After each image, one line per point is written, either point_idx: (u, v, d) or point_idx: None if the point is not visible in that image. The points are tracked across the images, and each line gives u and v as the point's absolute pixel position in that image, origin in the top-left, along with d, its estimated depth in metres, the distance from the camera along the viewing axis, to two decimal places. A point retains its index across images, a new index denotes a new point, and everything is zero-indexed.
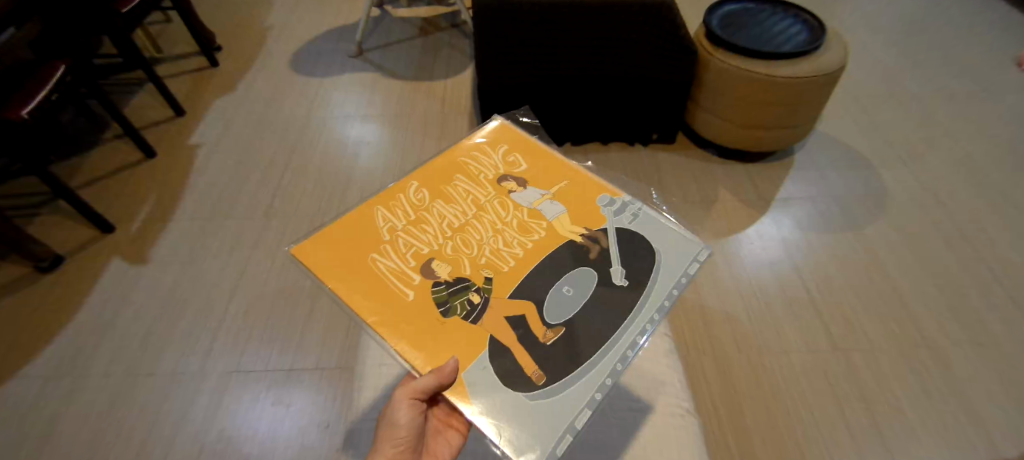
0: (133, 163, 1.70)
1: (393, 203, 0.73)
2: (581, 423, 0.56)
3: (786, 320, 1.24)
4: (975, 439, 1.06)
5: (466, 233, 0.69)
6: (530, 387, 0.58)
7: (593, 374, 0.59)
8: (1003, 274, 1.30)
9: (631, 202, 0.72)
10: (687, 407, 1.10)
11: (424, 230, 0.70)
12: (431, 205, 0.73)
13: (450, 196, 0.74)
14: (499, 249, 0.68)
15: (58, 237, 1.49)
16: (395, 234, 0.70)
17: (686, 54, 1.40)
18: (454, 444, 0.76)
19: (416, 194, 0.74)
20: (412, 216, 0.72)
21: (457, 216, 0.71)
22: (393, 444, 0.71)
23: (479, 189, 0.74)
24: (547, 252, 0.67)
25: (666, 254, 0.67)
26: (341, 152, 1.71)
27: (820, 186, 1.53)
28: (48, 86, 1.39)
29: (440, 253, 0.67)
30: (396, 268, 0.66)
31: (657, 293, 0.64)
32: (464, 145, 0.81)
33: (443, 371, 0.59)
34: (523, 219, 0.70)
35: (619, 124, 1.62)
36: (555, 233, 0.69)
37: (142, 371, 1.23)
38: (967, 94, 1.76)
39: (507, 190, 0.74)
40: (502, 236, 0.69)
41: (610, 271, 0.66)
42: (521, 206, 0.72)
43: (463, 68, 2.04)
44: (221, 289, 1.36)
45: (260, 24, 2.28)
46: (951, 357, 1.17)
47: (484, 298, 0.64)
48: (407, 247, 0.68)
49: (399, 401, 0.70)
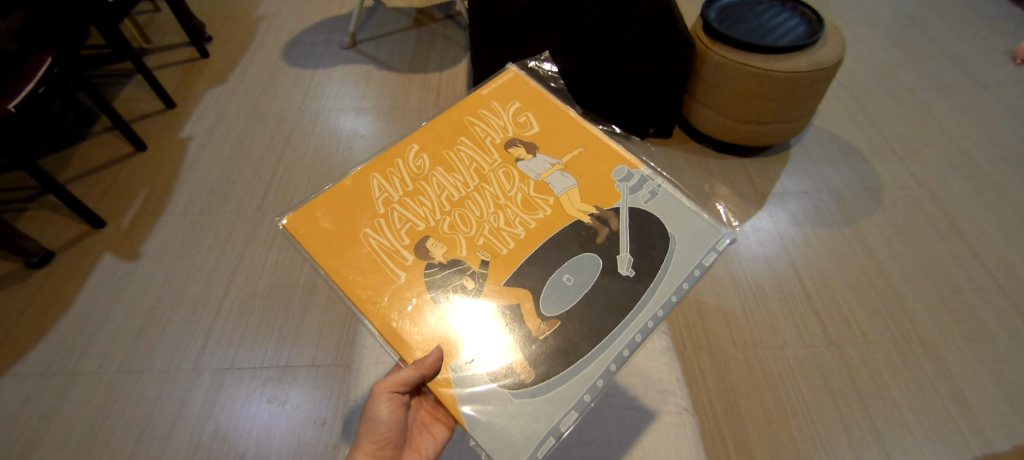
0: (122, 157, 1.67)
1: (390, 170, 0.71)
2: (566, 426, 0.58)
3: (780, 313, 1.25)
4: (965, 431, 1.08)
5: (465, 209, 0.68)
6: (516, 385, 0.60)
7: (585, 374, 0.60)
8: (995, 268, 1.32)
9: (649, 177, 0.70)
10: (684, 405, 1.07)
11: (421, 203, 0.68)
12: (430, 174, 0.71)
13: (451, 164, 0.71)
14: (499, 229, 0.66)
15: (47, 232, 1.47)
16: (390, 206, 0.68)
17: (681, 47, 1.37)
18: (439, 439, 0.76)
19: (415, 160, 0.72)
20: (409, 187, 0.70)
21: (457, 188, 0.69)
22: (374, 439, 0.72)
23: (484, 156, 0.72)
24: (551, 233, 0.66)
25: (680, 242, 0.67)
26: (335, 146, 1.69)
27: (815, 180, 1.54)
28: (36, 78, 1.37)
29: (436, 230, 0.66)
30: (389, 246, 0.66)
31: (664, 288, 0.64)
32: (473, 100, 0.77)
33: (425, 363, 0.61)
34: (528, 193, 0.69)
35: (619, 114, 1.59)
36: (560, 211, 0.68)
37: (136, 368, 1.22)
38: (962, 88, 1.77)
39: (512, 159, 0.72)
40: (503, 212, 0.67)
41: (617, 259, 0.65)
42: (527, 177, 0.70)
43: (458, 60, 2.01)
44: (215, 285, 1.35)
45: (250, 15, 2.24)
46: (944, 350, 1.19)
47: (479, 284, 0.63)
48: (402, 222, 0.67)
49: (378, 395, 0.72)
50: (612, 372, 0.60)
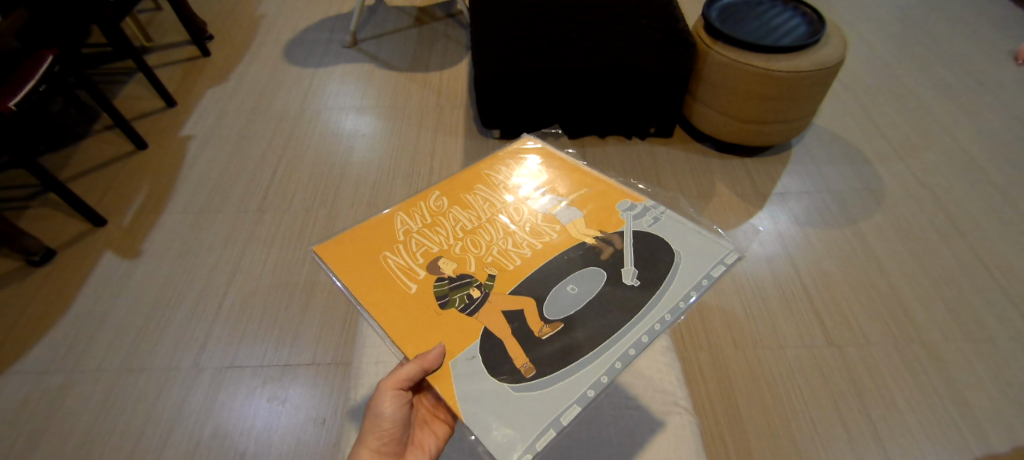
0: (123, 155, 1.67)
1: (412, 208, 0.77)
2: (567, 418, 0.57)
3: (781, 314, 1.25)
4: (967, 433, 1.08)
5: (477, 236, 0.72)
6: (517, 377, 0.59)
7: (590, 369, 0.59)
8: (997, 269, 1.31)
9: (653, 207, 0.74)
10: (684, 405, 1.11)
11: (438, 232, 0.73)
12: (448, 211, 0.76)
13: (468, 203, 0.77)
14: (507, 250, 0.70)
15: (48, 230, 1.47)
16: (409, 235, 0.73)
17: (685, 47, 1.38)
18: (440, 435, 0.77)
19: (436, 201, 0.77)
20: (428, 220, 0.75)
21: (471, 220, 0.74)
22: (378, 435, 0.72)
23: (498, 196, 0.77)
24: (556, 253, 0.69)
25: (686, 256, 0.69)
26: (335, 145, 1.69)
27: (816, 181, 1.53)
28: (37, 76, 1.37)
29: (449, 252, 0.70)
30: (405, 264, 0.70)
31: (671, 295, 0.65)
32: (491, 157, 0.84)
33: (427, 358, 0.61)
34: (537, 222, 0.73)
35: (619, 116, 1.60)
36: (567, 235, 0.71)
37: (137, 366, 1.22)
38: (964, 88, 1.77)
39: (524, 197, 0.77)
40: (512, 237, 0.71)
41: (622, 271, 0.67)
42: (537, 211, 0.75)
43: (459, 58, 2.01)
44: (215, 284, 1.35)
45: (251, 13, 2.25)
46: (944, 351, 1.19)
47: (485, 293, 0.65)
48: (418, 246, 0.71)
49: (383, 392, 0.71)
50: (617, 369, 0.59)
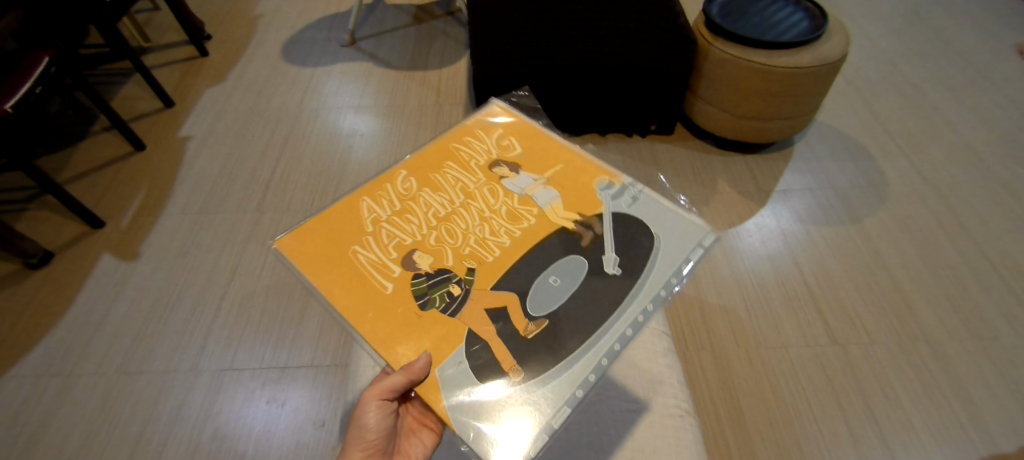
0: (121, 156, 1.67)
1: (379, 193, 0.74)
2: (558, 422, 0.58)
3: (784, 312, 1.24)
4: (972, 431, 1.06)
5: (452, 223, 0.70)
6: (506, 382, 0.59)
7: (578, 369, 0.60)
8: (1002, 265, 1.30)
9: (631, 185, 0.73)
10: (686, 407, 1.05)
11: (410, 221, 0.71)
12: (418, 195, 0.73)
13: (438, 185, 0.74)
14: (485, 240, 0.68)
15: (47, 233, 1.47)
16: (379, 224, 0.71)
17: (686, 43, 1.36)
18: (427, 444, 0.75)
19: (404, 184, 0.75)
20: (398, 206, 0.73)
21: (444, 205, 0.72)
22: (363, 447, 0.71)
23: (469, 177, 0.75)
24: (537, 240, 0.67)
25: (666, 243, 0.67)
26: (333, 145, 1.68)
27: (818, 178, 1.52)
28: (31, 78, 1.35)
29: (424, 244, 0.68)
30: (377, 260, 0.67)
31: (653, 283, 0.64)
32: (460, 130, 0.82)
33: (414, 368, 0.60)
34: (513, 206, 0.71)
35: (620, 113, 1.59)
36: (545, 220, 0.69)
37: (136, 369, 1.21)
38: (968, 82, 1.75)
39: (498, 178, 0.74)
40: (489, 225, 0.69)
41: (604, 259, 0.66)
42: (512, 193, 0.72)
43: (458, 56, 2.00)
44: (214, 285, 1.35)
45: (250, 13, 2.24)
46: (949, 348, 1.17)
47: (465, 290, 0.64)
48: (390, 238, 0.69)
49: (367, 403, 0.70)
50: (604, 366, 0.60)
